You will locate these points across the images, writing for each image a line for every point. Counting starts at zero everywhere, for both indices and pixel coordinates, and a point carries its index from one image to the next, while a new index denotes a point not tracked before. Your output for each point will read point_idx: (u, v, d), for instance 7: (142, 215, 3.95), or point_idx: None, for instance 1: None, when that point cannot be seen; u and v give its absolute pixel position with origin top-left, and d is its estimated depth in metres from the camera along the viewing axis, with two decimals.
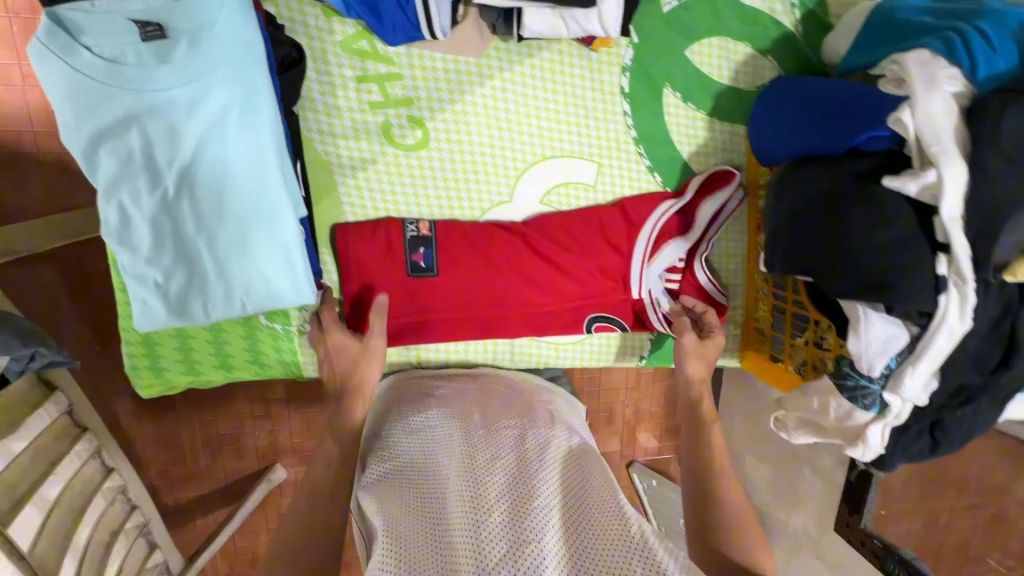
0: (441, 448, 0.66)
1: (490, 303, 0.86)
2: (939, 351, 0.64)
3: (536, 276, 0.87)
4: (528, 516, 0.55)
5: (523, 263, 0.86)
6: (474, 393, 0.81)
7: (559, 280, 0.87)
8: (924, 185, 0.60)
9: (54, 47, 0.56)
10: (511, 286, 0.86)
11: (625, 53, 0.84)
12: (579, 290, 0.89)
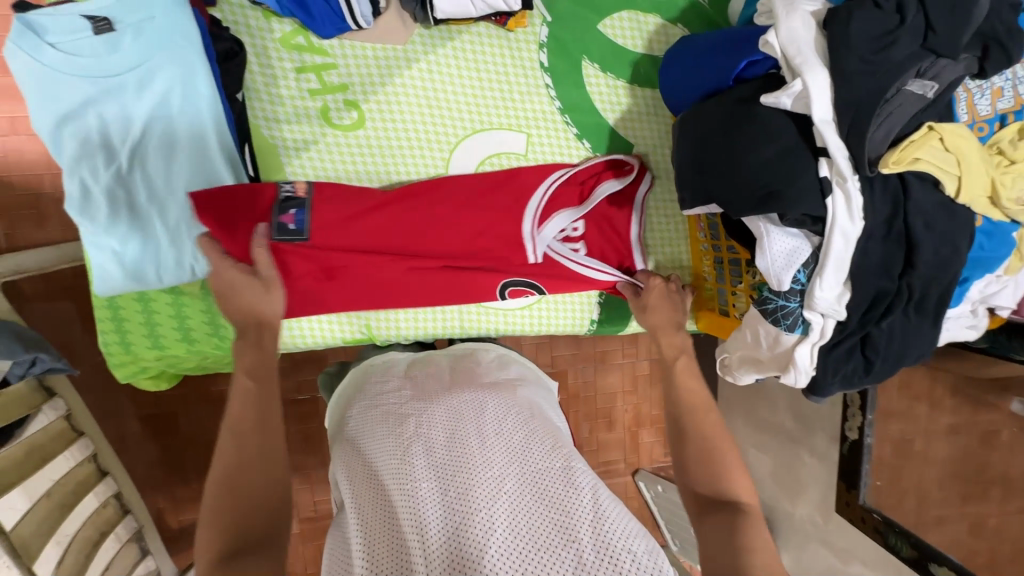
0: (393, 428, 0.69)
1: (375, 262, 0.81)
2: (840, 255, 0.66)
3: (424, 237, 0.83)
4: (475, 509, 0.56)
5: (408, 224, 0.82)
6: (433, 369, 0.85)
7: (451, 240, 0.84)
8: (795, 96, 0.64)
9: (22, 44, 0.67)
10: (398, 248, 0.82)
11: (541, 31, 0.92)
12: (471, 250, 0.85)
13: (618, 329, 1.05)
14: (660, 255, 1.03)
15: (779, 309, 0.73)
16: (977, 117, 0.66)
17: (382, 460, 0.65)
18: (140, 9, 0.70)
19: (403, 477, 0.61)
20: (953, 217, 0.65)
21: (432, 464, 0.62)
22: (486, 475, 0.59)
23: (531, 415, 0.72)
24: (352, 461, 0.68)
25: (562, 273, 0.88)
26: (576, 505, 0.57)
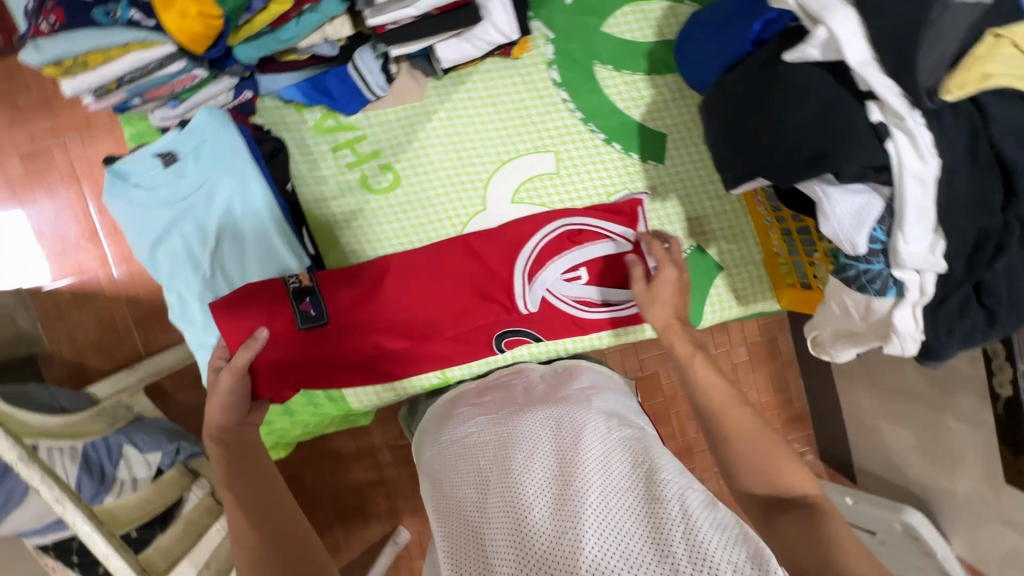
0: (482, 454, 0.70)
1: (386, 339, 0.90)
2: (920, 202, 0.58)
3: (443, 298, 0.92)
4: (565, 517, 0.55)
5: (422, 287, 0.91)
6: (511, 395, 0.85)
7: (470, 298, 0.92)
8: (822, 44, 0.59)
9: (115, 191, 0.80)
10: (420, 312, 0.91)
11: (546, 49, 0.93)
12: (485, 308, 0.93)
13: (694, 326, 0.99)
14: (723, 239, 0.97)
15: (862, 274, 0.65)
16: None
17: (469, 480, 0.67)
18: (194, 135, 0.79)
19: (491, 495, 0.62)
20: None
21: (517, 479, 0.62)
22: (576, 488, 0.58)
23: (620, 430, 0.70)
24: (440, 484, 0.70)
25: (555, 315, 0.94)
26: (670, 515, 0.54)
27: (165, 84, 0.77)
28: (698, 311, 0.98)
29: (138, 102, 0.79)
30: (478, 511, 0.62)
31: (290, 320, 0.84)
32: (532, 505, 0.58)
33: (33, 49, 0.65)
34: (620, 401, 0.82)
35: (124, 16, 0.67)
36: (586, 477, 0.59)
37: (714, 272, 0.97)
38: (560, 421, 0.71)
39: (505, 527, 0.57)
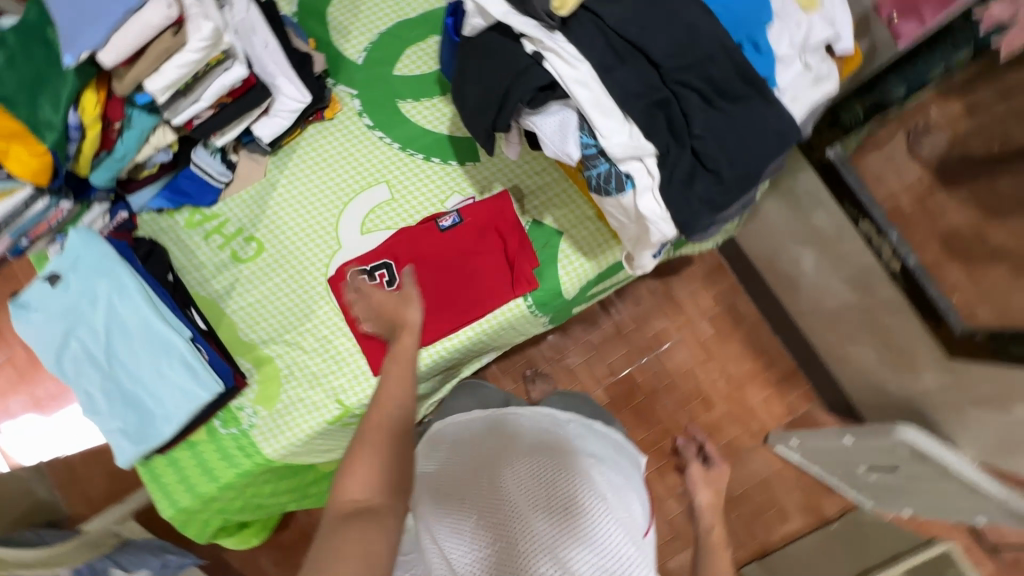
0: (480, 459, 0.79)
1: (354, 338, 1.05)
2: (594, 101, 0.66)
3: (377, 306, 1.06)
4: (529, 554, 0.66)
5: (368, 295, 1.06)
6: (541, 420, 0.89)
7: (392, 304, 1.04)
8: (479, 11, 0.71)
9: (18, 316, 0.96)
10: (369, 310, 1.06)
11: (353, 103, 1.09)
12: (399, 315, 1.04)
13: (555, 292, 1.04)
14: (553, 206, 1.05)
15: (599, 178, 0.72)
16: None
17: (458, 479, 0.77)
18: (72, 254, 0.96)
19: (475, 504, 0.72)
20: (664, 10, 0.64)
21: (501, 504, 0.71)
22: (531, 549, 0.67)
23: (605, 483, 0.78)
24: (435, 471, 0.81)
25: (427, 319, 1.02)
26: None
27: (39, 219, 0.95)
28: (554, 275, 1.03)
29: (25, 239, 0.97)
30: (460, 510, 0.72)
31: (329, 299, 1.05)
32: (502, 519, 0.69)
33: None
34: (619, 461, 0.86)
35: None
36: (536, 544, 0.67)
37: (556, 237, 1.04)
38: (565, 464, 0.76)
39: (476, 532, 0.69)
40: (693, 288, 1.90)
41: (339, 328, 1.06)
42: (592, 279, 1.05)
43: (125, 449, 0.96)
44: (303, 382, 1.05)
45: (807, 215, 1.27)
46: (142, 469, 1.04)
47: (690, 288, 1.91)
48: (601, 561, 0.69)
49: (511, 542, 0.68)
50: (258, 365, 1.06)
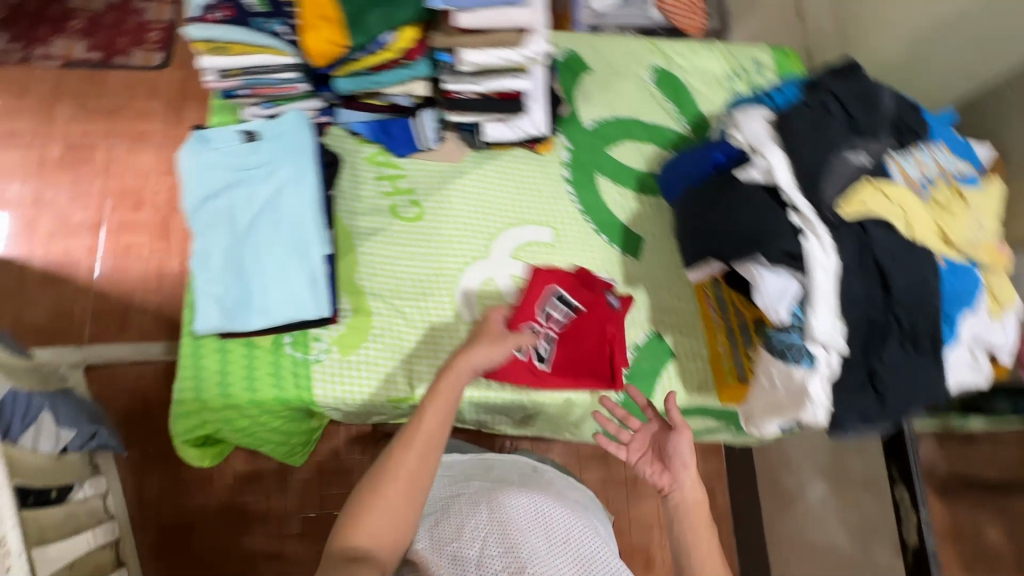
0: (471, 488, 0.82)
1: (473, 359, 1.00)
2: (824, 289, 0.77)
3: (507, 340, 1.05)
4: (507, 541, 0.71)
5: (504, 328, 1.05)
6: (518, 465, 0.96)
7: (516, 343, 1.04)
8: (762, 170, 0.83)
9: (196, 147, 0.96)
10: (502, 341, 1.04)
11: (563, 154, 1.19)
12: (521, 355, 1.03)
13: (642, 401, 1.09)
14: (678, 330, 1.14)
15: (786, 345, 0.81)
16: (925, 175, 0.80)
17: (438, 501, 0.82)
18: (278, 127, 0.98)
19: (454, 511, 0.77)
20: (914, 261, 0.77)
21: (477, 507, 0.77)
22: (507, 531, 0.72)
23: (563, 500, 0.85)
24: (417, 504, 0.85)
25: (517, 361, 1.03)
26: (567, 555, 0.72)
27: (273, 85, 0.97)
28: (650, 386, 1.10)
29: (244, 93, 0.98)
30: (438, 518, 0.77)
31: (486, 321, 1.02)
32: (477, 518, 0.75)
33: (198, 27, 0.87)
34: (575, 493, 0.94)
35: (273, 28, 0.88)
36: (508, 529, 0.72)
37: (667, 357, 1.12)
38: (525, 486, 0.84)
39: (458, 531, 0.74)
40: None
41: (446, 323, 1.07)
42: (676, 409, 1.12)
43: (206, 318, 0.92)
44: (387, 350, 1.05)
45: (843, 453, 1.39)
46: (192, 341, 0.99)
47: None
48: (582, 558, 0.74)
49: (516, 550, 0.70)
50: (356, 312, 1.05)
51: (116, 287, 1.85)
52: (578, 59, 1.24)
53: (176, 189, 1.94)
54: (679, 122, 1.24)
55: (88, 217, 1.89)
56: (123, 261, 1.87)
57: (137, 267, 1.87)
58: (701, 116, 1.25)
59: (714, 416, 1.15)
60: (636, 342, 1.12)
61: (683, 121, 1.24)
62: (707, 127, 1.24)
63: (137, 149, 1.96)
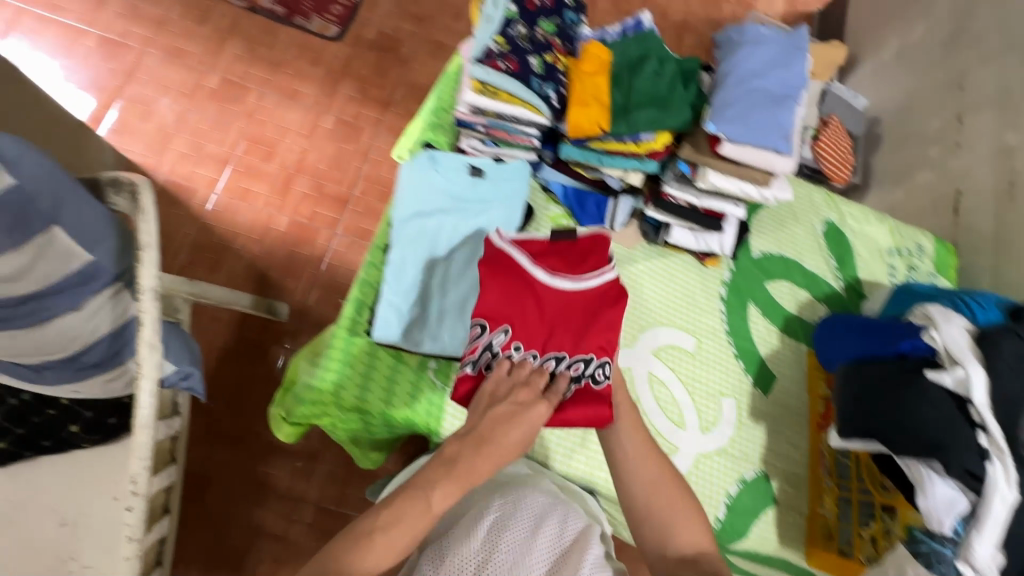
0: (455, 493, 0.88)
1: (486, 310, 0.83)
2: (997, 519, 0.78)
3: (517, 291, 0.85)
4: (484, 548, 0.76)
5: (517, 291, 0.85)
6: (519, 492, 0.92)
7: (526, 294, 0.84)
8: (956, 378, 0.85)
9: (423, 166, 1.00)
10: (524, 301, 0.84)
11: (726, 273, 1.23)
12: (544, 322, 0.83)
13: (735, 538, 1.09)
14: (784, 478, 1.14)
15: (931, 551, 0.84)
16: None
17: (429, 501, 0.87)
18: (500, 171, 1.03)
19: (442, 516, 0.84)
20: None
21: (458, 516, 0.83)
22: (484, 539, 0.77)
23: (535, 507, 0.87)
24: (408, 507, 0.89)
25: (513, 289, 0.85)
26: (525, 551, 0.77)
27: (511, 132, 1.01)
28: (746, 526, 1.10)
29: (479, 129, 1.02)
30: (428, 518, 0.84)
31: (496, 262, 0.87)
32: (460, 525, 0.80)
33: (482, 69, 0.91)
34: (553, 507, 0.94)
35: (544, 90, 0.94)
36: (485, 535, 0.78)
37: (768, 501, 1.12)
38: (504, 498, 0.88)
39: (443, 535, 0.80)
40: None
41: None
42: (761, 554, 1.11)
43: (381, 321, 0.92)
44: None
45: None
46: (348, 337, 1.01)
47: None
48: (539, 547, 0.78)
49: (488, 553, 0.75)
50: None
51: (221, 226, 1.86)
52: None
53: (309, 154, 1.97)
54: (836, 280, 1.28)
55: (219, 152, 1.92)
56: (237, 204, 1.89)
57: (247, 214, 1.88)
58: (857, 281, 1.29)
59: None
60: (744, 477, 1.12)
61: (840, 280, 1.28)
62: (860, 294, 1.28)
63: (286, 106, 2.01)
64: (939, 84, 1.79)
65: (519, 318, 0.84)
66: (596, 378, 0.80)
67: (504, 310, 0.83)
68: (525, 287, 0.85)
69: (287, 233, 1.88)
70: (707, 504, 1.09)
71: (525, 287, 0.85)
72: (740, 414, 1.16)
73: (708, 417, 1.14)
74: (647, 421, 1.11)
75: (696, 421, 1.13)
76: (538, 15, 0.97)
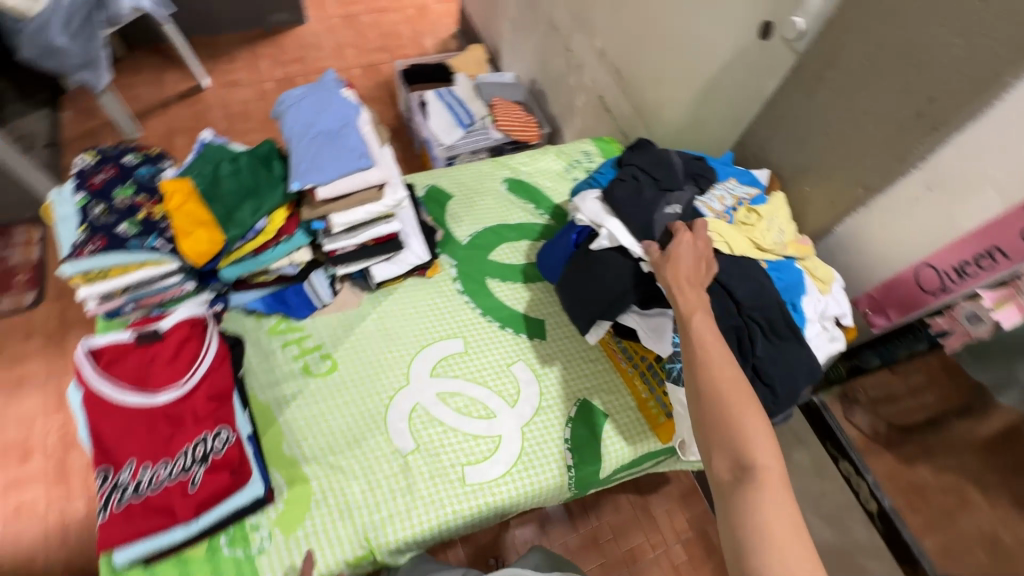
0: None
1: (102, 450, 0.89)
2: None
3: (123, 418, 0.92)
4: None
5: (125, 419, 0.92)
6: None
7: (133, 419, 0.92)
8: (608, 237, 0.98)
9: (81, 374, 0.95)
10: (134, 421, 0.92)
11: (451, 271, 1.31)
12: (150, 435, 0.92)
13: (595, 470, 1.12)
14: (601, 392, 1.21)
15: (681, 370, 0.92)
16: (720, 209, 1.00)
17: None
18: None
19: None
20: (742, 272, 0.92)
21: None
22: None
23: None
24: None
25: (116, 415, 0.91)
26: None
27: (157, 293, 1.01)
28: (596, 452, 1.14)
29: (130, 308, 1.01)
30: None
31: (103, 398, 0.91)
32: None
33: (72, 265, 0.91)
34: None
35: (151, 244, 0.95)
36: None
37: (601, 419, 1.17)
38: None
39: None
40: (669, 506, 1.86)
41: (385, 461, 1.07)
42: (626, 465, 1.16)
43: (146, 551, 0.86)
44: (335, 513, 1.00)
45: None
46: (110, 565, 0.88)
47: (666, 505, 1.86)
48: None
49: None
50: (292, 483, 1.01)
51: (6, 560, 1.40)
52: (439, 190, 1.42)
53: (71, 423, 1.58)
54: (541, 216, 1.43)
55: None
56: (14, 528, 1.43)
57: (31, 529, 1.43)
58: (555, 207, 1.45)
59: (663, 457, 1.21)
60: (570, 415, 1.17)
61: (542, 215, 1.43)
62: (564, 215, 1.44)
63: (18, 396, 1.60)
64: (543, 33, 2.10)
65: (135, 436, 0.91)
66: (217, 448, 0.93)
67: (124, 438, 0.91)
68: (133, 414, 0.92)
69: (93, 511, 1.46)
70: (553, 459, 1.12)
71: (131, 415, 0.92)
72: (534, 369, 1.22)
73: (511, 393, 1.18)
74: (461, 433, 1.12)
75: (503, 402, 1.17)
76: (108, 189, 0.99)
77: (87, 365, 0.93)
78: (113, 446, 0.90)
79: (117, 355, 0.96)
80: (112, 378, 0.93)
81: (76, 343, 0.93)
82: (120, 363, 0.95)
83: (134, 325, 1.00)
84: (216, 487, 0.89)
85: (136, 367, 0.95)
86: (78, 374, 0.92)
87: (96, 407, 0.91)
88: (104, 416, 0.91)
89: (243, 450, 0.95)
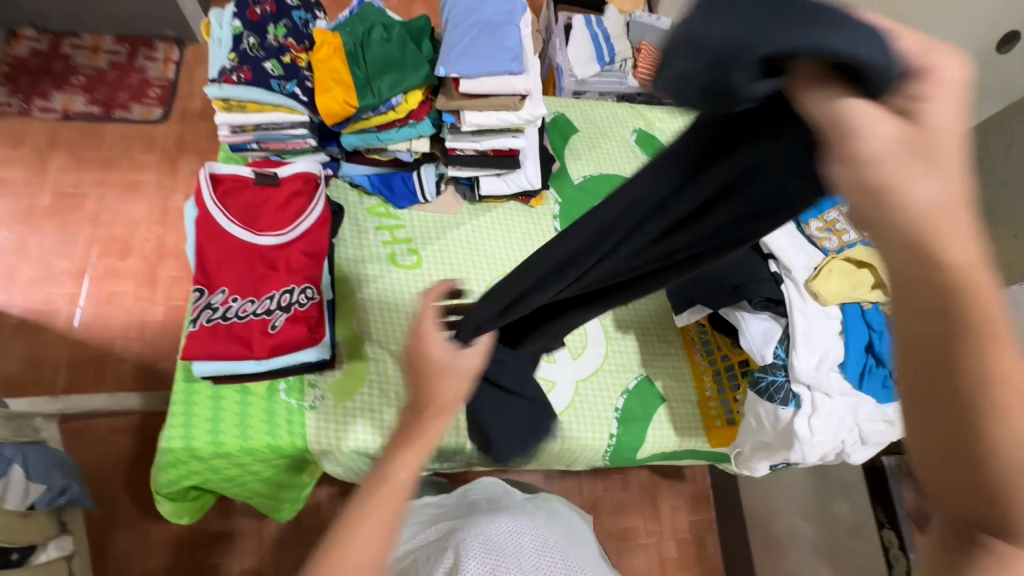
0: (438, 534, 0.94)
1: (201, 268, 0.95)
2: (804, 331, 0.83)
3: (225, 247, 0.96)
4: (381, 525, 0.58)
5: (226, 248, 0.96)
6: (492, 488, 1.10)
7: (233, 249, 0.97)
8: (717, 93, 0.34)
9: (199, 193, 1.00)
10: (234, 252, 0.97)
11: (553, 207, 1.26)
12: (244, 270, 0.96)
13: (633, 450, 1.10)
14: (666, 375, 1.16)
15: (770, 384, 0.85)
16: (843, 241, 0.86)
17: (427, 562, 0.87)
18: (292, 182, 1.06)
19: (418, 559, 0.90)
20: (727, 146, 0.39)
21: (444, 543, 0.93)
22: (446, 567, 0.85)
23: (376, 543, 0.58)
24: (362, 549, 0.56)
25: (220, 241, 0.96)
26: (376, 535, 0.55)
27: (282, 140, 1.03)
28: (641, 431, 1.11)
29: (254, 147, 1.05)
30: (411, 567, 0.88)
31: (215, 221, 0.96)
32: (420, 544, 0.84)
33: (217, 88, 0.93)
34: (521, 528, 0.92)
35: (288, 89, 0.96)
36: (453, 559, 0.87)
37: (656, 401, 1.14)
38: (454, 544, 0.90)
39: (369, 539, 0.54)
40: (676, 503, 1.83)
41: None
42: (666, 453, 1.13)
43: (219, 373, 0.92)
44: (383, 398, 1.04)
45: (828, 501, 1.43)
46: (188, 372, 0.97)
47: (673, 501, 1.83)
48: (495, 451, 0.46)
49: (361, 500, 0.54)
50: (353, 358, 1.06)
51: (96, 335, 1.57)
52: (566, 121, 1.35)
53: (169, 237, 1.70)
54: None
55: (71, 268, 1.63)
56: (105, 311, 1.59)
57: (119, 317, 1.59)
58: None
59: (704, 461, 1.16)
60: (628, 387, 1.14)
61: None
62: None
63: (132, 199, 1.74)
64: None
65: (232, 265, 0.96)
66: (301, 303, 0.96)
67: (221, 265, 0.96)
68: (235, 246, 0.97)
69: (169, 320, 1.60)
70: (597, 423, 1.10)
71: (233, 246, 0.97)
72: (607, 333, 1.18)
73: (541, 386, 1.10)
74: None
75: (565, 351, 1.15)
76: (264, 21, 0.99)
77: (207, 186, 0.97)
78: (211, 267, 0.96)
79: (235, 188, 0.99)
80: (225, 206, 0.98)
81: (202, 164, 0.97)
82: (236, 196, 1.00)
83: (254, 164, 1.04)
84: (289, 340, 0.93)
85: (247, 205, 0.99)
86: (198, 192, 0.97)
87: (204, 227, 0.96)
88: (212, 239, 0.96)
89: (321, 312, 0.98)
